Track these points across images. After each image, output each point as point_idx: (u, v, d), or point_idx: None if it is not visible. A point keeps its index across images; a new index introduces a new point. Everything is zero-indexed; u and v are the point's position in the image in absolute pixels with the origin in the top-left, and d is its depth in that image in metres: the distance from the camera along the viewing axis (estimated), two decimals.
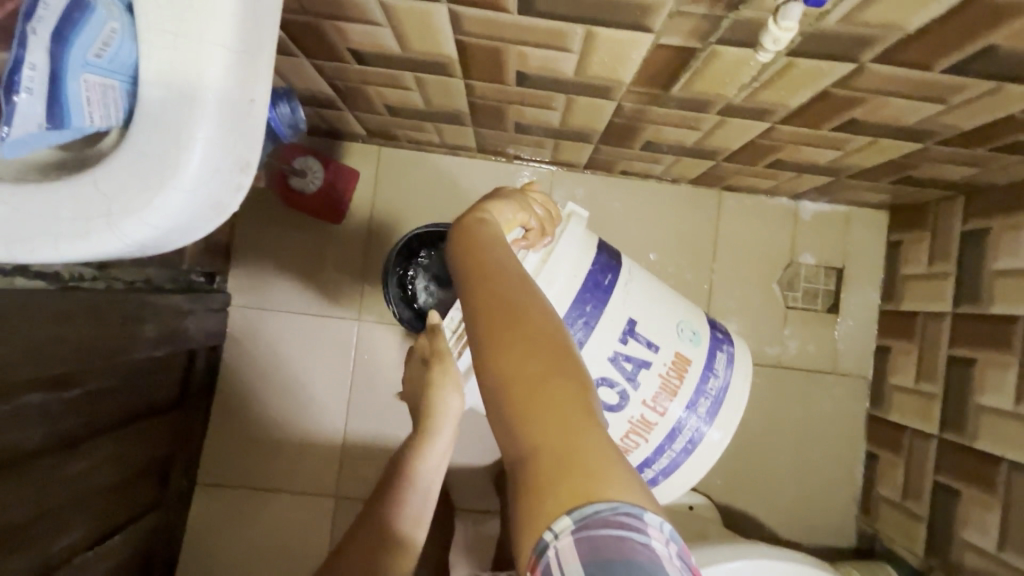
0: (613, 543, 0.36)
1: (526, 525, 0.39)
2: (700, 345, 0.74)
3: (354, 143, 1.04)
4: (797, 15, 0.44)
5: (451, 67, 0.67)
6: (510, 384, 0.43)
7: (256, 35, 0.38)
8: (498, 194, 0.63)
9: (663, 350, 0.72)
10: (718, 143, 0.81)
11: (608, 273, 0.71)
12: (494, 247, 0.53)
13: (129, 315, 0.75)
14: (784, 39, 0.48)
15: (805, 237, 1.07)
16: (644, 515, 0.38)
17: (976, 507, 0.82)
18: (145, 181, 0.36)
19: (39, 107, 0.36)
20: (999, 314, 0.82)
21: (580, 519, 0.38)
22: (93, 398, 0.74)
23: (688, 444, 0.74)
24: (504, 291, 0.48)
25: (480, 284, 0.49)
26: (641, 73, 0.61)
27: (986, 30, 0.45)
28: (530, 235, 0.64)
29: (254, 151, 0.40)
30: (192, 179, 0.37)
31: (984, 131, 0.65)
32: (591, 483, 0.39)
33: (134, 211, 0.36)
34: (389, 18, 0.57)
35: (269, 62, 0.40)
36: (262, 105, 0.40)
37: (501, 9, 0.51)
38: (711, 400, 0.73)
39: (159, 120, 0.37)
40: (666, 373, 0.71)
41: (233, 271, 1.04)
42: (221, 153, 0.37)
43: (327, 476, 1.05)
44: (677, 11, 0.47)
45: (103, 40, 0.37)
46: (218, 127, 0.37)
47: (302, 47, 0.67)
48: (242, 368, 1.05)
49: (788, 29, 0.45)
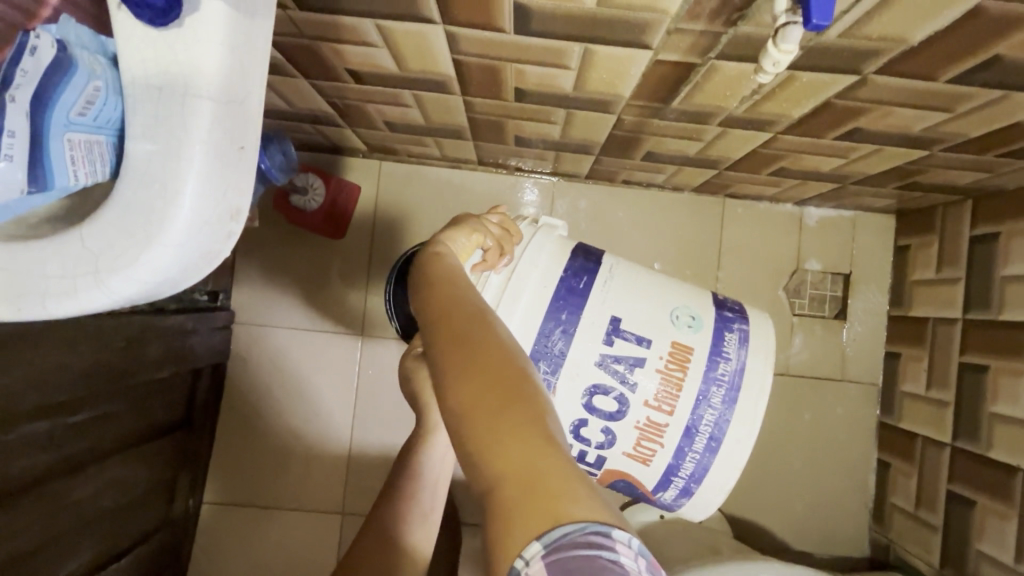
0: (580, 562, 0.36)
1: (496, 555, 0.38)
2: (702, 329, 0.72)
3: (354, 158, 1.04)
4: (797, 37, 0.42)
5: (449, 85, 0.67)
6: (465, 407, 0.43)
7: (243, 84, 0.38)
8: (454, 222, 0.67)
9: (657, 343, 0.70)
10: (720, 153, 0.80)
11: (583, 276, 0.70)
12: (449, 280, 0.56)
13: (132, 338, 0.75)
14: (783, 63, 0.46)
15: (810, 242, 1.06)
16: (612, 532, 0.38)
17: (992, 518, 0.80)
18: (131, 237, 0.37)
19: (18, 173, 0.36)
20: (1011, 321, 0.80)
21: (549, 544, 0.36)
22: (96, 422, 0.74)
23: (709, 441, 0.71)
24: (459, 323, 0.50)
25: (436, 316, 0.52)
26: (640, 88, 0.60)
27: (994, 40, 0.44)
28: (489, 254, 0.67)
29: (243, 198, 0.40)
30: (180, 235, 0.37)
31: (992, 137, 0.63)
32: (555, 505, 0.38)
33: (121, 268, 0.37)
34: (385, 39, 0.56)
35: (257, 110, 0.40)
36: (250, 151, 0.40)
37: (498, 29, 0.51)
38: (725, 386, 0.71)
39: (144, 175, 0.37)
40: (665, 367, 0.70)
41: (237, 291, 1.04)
42: (211, 208, 0.38)
43: (333, 491, 1.05)
44: (675, 28, 0.47)
45: (86, 98, 0.37)
46: (206, 179, 0.37)
47: (301, 69, 0.67)
48: (247, 387, 1.04)
49: (787, 52, 0.43)
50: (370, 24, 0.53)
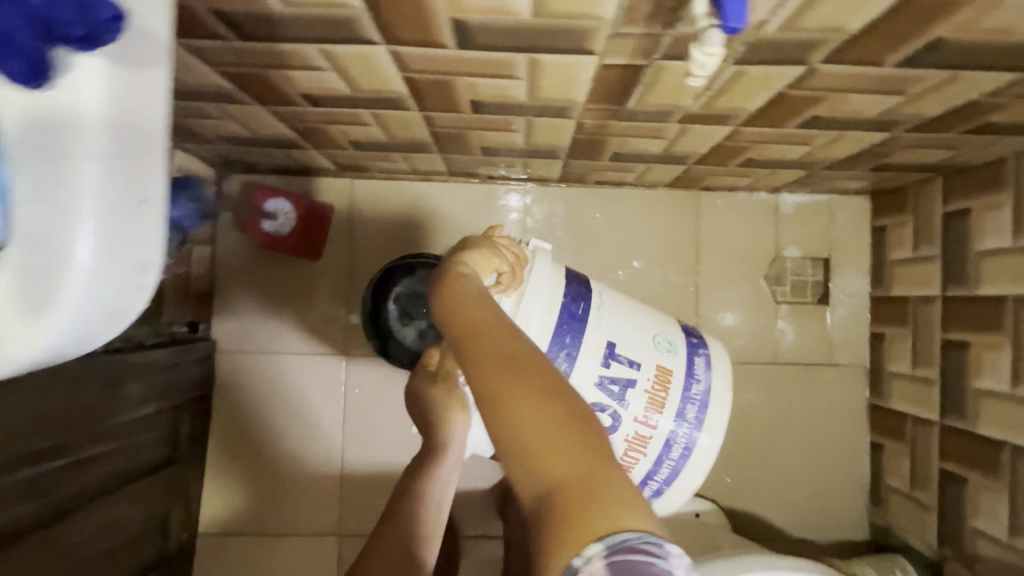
0: (638, 566, 0.37)
1: (549, 563, 0.39)
2: (678, 354, 0.72)
3: (325, 179, 1.03)
4: (719, 40, 0.42)
5: (404, 102, 0.66)
6: (510, 417, 0.42)
7: (133, 137, 0.38)
8: (467, 244, 0.63)
9: (645, 364, 0.70)
10: (685, 149, 0.80)
11: (581, 302, 0.70)
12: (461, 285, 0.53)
13: (109, 378, 0.75)
14: (709, 68, 0.44)
15: (788, 229, 1.06)
16: (667, 545, 0.39)
17: (984, 495, 0.79)
18: (26, 305, 0.36)
19: None
20: (989, 296, 0.80)
21: (610, 545, 0.38)
22: (86, 465, 0.74)
23: (684, 452, 0.72)
24: (492, 329, 0.48)
25: (458, 325, 0.49)
26: (593, 92, 0.60)
27: (933, 24, 0.44)
28: (503, 278, 0.64)
29: (152, 250, 0.41)
30: (80, 298, 0.37)
31: (950, 116, 0.63)
32: (613, 511, 0.39)
33: (20, 337, 0.37)
34: (332, 63, 0.56)
35: (155, 158, 0.40)
36: (153, 202, 0.41)
37: (439, 46, 0.51)
38: (699, 404, 0.71)
39: (32, 241, 0.36)
40: (652, 387, 0.70)
41: (217, 322, 1.03)
42: (109, 268, 0.38)
43: (328, 513, 1.04)
44: (616, 33, 0.47)
45: None
46: (103, 240, 0.37)
47: (255, 97, 0.67)
48: (234, 416, 1.04)
49: (711, 56, 0.43)
50: (313, 50, 0.53)
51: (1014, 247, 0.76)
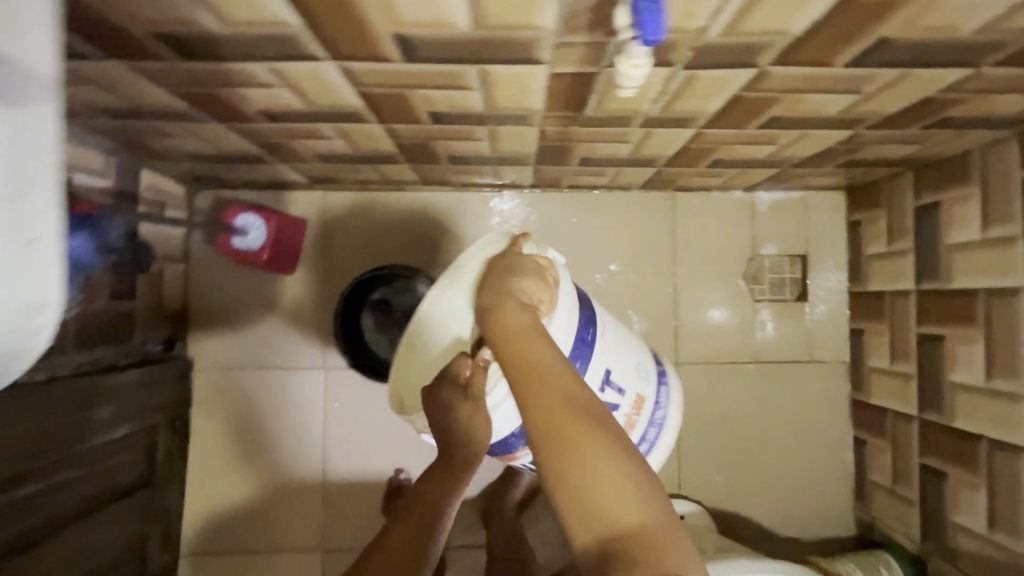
0: None
1: None
2: (649, 382, 0.79)
3: (298, 193, 1.03)
4: (644, 53, 0.44)
5: (363, 115, 0.66)
6: (575, 466, 0.47)
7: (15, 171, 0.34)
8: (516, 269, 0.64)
9: (626, 392, 0.75)
10: (652, 152, 0.79)
11: (592, 327, 0.71)
12: (517, 329, 0.56)
13: (78, 402, 0.74)
14: (637, 77, 0.47)
15: (764, 227, 1.06)
16: None
17: (962, 489, 0.79)
18: None
19: None
20: (960, 289, 0.79)
21: None
22: (59, 490, 0.73)
23: None
24: (553, 378, 0.51)
25: (516, 372, 0.53)
26: (549, 100, 0.60)
27: (875, 24, 0.43)
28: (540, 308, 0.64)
29: (49, 290, 0.37)
30: None
31: (909, 113, 0.63)
32: (663, 556, 0.45)
33: None
34: (282, 80, 0.55)
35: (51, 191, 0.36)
36: (49, 239, 0.36)
37: (384, 60, 0.50)
38: (657, 427, 0.81)
39: None
40: (629, 413, 0.75)
41: (193, 340, 1.02)
42: None
43: (311, 529, 1.03)
44: (559, 42, 0.46)
45: None
46: None
47: (213, 115, 0.66)
48: (213, 434, 1.02)
49: (638, 66, 0.45)
50: (260, 68, 0.52)
51: (982, 240, 0.76)
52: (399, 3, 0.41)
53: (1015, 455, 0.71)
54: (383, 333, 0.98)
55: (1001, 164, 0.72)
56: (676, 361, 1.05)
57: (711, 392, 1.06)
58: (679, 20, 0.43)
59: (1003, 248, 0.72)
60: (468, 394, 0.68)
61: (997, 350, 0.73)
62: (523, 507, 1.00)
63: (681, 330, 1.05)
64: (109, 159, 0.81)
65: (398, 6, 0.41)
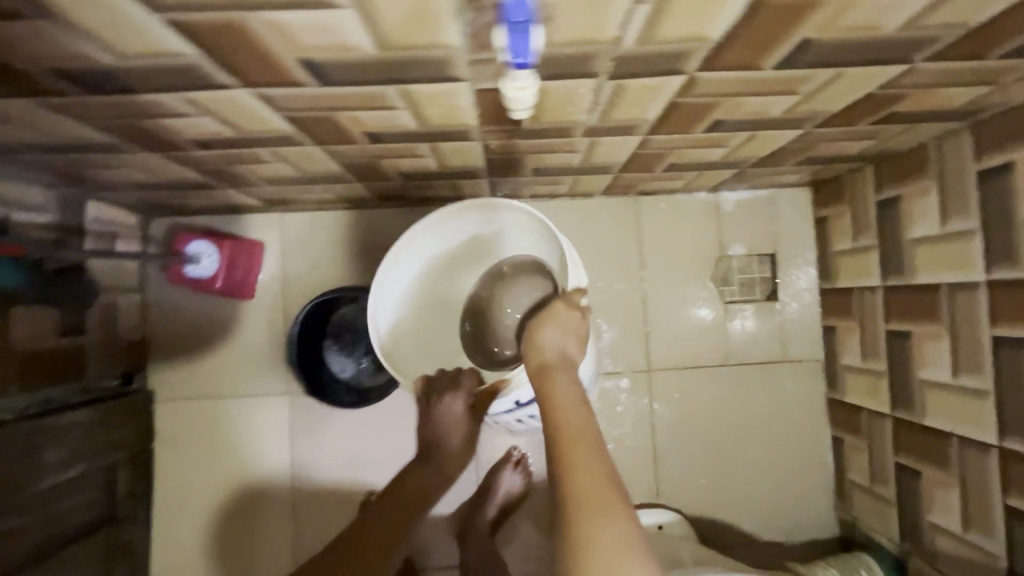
0: None
1: None
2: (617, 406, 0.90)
3: (255, 215, 1.01)
4: (528, 75, 0.45)
5: (297, 138, 0.64)
6: (595, 543, 0.46)
7: None
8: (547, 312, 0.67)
9: None
10: (604, 159, 0.78)
11: None
12: (554, 368, 0.62)
13: (22, 447, 0.72)
14: (526, 99, 0.49)
15: (731, 227, 1.05)
16: None
17: (936, 487, 0.77)
18: None
19: None
20: (923, 284, 0.78)
21: None
22: (8, 540, 0.70)
23: None
24: (591, 454, 0.52)
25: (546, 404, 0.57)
26: (482, 116, 0.58)
27: (794, 26, 0.42)
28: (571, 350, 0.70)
29: None
30: None
31: (854, 110, 0.62)
32: None
33: None
34: (201, 109, 0.54)
35: None
36: None
37: (297, 85, 0.48)
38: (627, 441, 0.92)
39: None
40: None
41: (154, 371, 1.00)
42: None
43: (284, 559, 1.00)
44: (472, 60, 0.44)
45: None
46: None
47: (142, 146, 0.64)
48: (179, 465, 1.00)
49: (523, 88, 0.46)
50: (175, 99, 0.51)
51: (941, 233, 0.74)
52: (293, 28, 0.39)
53: (984, 453, 0.69)
54: (348, 356, 0.97)
55: (955, 156, 0.71)
56: (648, 368, 1.04)
57: (684, 398, 1.04)
58: (589, 32, 0.41)
59: (961, 241, 0.71)
60: (465, 411, 0.85)
61: (961, 346, 0.72)
62: (497, 523, 0.98)
63: (651, 336, 1.04)
64: (48, 194, 0.79)
65: (292, 31, 0.40)
